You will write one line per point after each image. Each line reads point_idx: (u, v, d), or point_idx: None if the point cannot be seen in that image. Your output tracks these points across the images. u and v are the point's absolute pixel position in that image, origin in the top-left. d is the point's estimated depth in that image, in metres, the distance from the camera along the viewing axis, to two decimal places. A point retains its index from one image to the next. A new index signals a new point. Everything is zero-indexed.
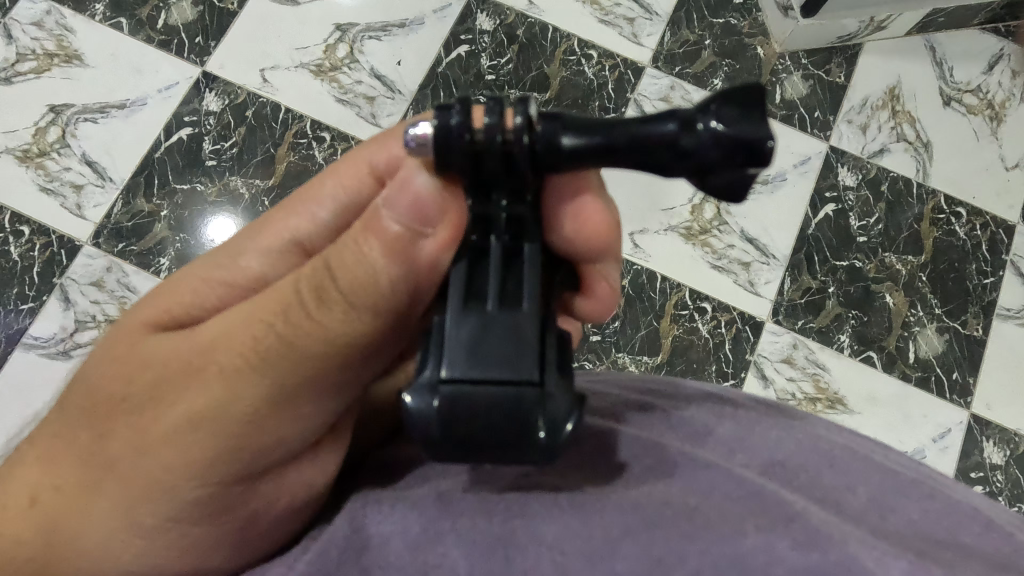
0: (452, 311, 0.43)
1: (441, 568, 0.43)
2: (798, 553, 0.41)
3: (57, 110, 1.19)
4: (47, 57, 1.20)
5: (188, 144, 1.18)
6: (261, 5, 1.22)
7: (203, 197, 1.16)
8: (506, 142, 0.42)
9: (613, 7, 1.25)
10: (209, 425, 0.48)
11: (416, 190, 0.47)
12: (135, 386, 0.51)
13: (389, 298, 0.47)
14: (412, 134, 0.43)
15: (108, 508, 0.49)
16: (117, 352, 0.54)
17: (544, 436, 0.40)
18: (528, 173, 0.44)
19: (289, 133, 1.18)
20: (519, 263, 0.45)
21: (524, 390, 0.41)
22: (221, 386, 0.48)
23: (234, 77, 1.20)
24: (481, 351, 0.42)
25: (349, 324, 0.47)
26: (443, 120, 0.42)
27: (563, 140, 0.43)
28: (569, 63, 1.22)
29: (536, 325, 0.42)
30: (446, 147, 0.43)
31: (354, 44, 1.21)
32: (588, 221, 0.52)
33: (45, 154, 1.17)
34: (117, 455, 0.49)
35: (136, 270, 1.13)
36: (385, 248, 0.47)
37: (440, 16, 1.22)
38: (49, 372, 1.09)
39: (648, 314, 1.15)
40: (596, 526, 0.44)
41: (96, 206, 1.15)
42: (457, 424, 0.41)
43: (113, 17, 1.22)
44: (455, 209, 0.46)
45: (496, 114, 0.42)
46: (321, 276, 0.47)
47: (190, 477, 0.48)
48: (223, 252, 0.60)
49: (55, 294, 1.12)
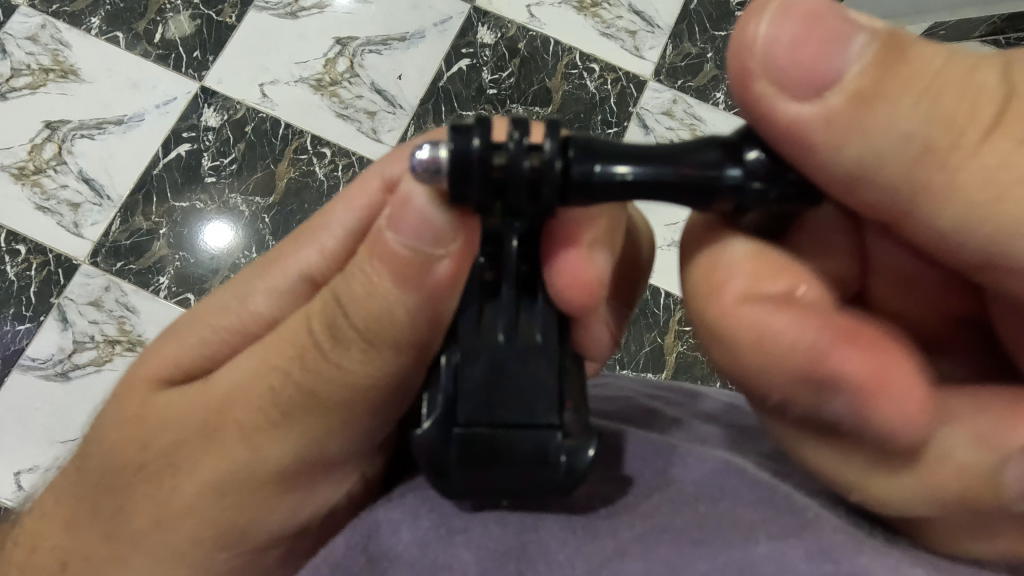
0: (468, 347, 0.42)
1: (451, 568, 0.42)
2: (811, 565, 0.38)
3: (52, 126, 1.17)
4: (43, 72, 1.19)
5: (187, 161, 1.17)
6: (259, 18, 1.21)
7: (203, 214, 1.15)
8: (532, 171, 0.36)
9: (614, 20, 1.24)
10: (230, 491, 0.48)
11: (419, 211, 0.40)
12: (153, 452, 0.50)
13: (407, 330, 0.43)
14: (419, 159, 0.36)
15: (138, 549, 0.49)
16: (130, 410, 0.54)
17: (563, 473, 0.40)
18: (554, 204, 0.38)
19: (289, 149, 1.17)
20: (533, 296, 0.44)
21: (541, 431, 0.41)
22: (243, 449, 0.48)
23: (233, 92, 1.19)
24: (497, 387, 0.41)
25: (370, 365, 0.45)
26: (458, 145, 0.35)
27: (597, 169, 0.37)
28: (571, 77, 1.21)
29: (553, 360, 0.42)
30: (462, 177, 0.36)
31: (354, 59, 1.20)
32: (571, 274, 0.45)
33: (41, 172, 1.15)
34: (139, 518, 0.49)
35: (135, 289, 1.12)
36: (397, 278, 0.42)
37: (441, 30, 1.21)
38: (51, 394, 1.09)
39: (652, 331, 1.15)
40: (604, 541, 0.42)
41: (94, 224, 1.14)
42: (475, 462, 0.40)
43: (109, 31, 1.21)
44: (468, 233, 0.41)
45: (520, 139, 0.36)
46: (332, 313, 0.44)
47: (220, 547, 0.50)
48: (234, 293, 0.60)
49: (52, 314, 1.11)
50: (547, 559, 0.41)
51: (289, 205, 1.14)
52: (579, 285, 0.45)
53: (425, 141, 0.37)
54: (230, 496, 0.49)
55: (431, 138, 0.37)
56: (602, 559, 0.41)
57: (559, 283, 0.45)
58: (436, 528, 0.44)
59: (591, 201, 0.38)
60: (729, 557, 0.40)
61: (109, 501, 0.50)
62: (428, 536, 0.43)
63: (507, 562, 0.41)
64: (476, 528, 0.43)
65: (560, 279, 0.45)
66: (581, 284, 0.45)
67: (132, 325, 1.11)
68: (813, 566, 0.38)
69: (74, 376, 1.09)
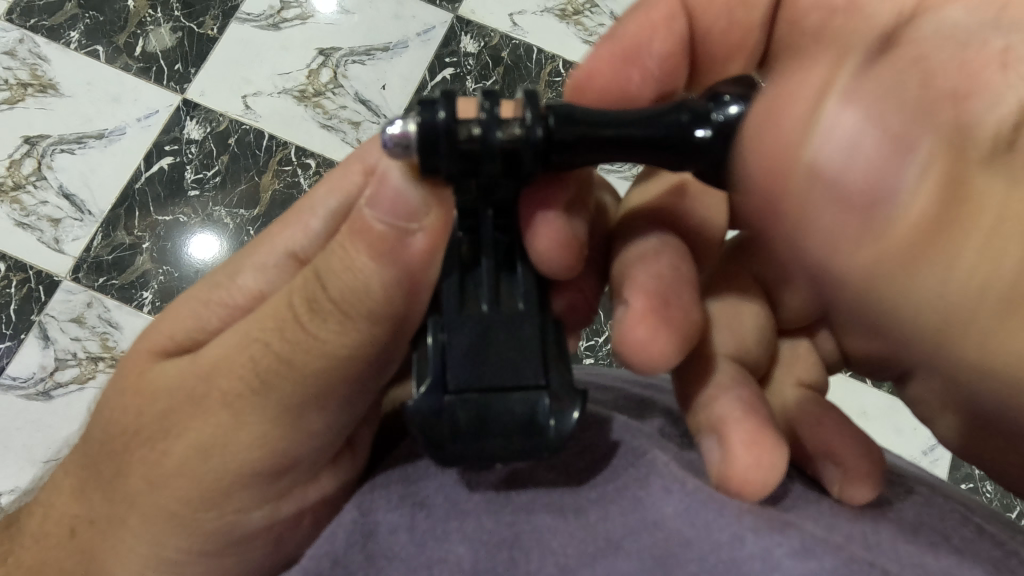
0: (449, 316, 0.43)
1: (446, 562, 0.44)
2: (795, 561, 0.40)
3: (32, 141, 1.15)
4: (21, 87, 1.17)
5: (169, 174, 1.16)
6: (241, 30, 1.21)
7: (186, 227, 1.14)
8: (506, 140, 0.39)
9: (597, 28, 1.24)
10: (222, 472, 0.48)
11: (396, 189, 0.41)
12: (151, 426, 0.50)
13: (386, 305, 0.43)
14: (390, 134, 0.37)
15: (139, 559, 0.49)
16: (131, 393, 0.54)
17: (552, 432, 0.41)
18: (534, 168, 0.41)
19: (273, 160, 1.16)
20: (512, 266, 0.45)
21: (529, 393, 0.42)
22: (233, 428, 0.47)
23: (215, 104, 1.18)
24: (482, 355, 0.42)
25: (349, 335, 0.44)
26: (426, 117, 0.37)
27: (567, 134, 0.40)
28: (555, 84, 1.21)
29: (535, 323, 0.43)
30: (432, 149, 0.37)
31: (337, 69, 1.19)
32: (553, 238, 0.48)
33: (20, 187, 1.14)
34: (141, 502, 0.49)
35: (118, 305, 1.10)
36: (372, 251, 0.42)
37: (424, 40, 1.22)
38: (31, 414, 1.07)
39: None
40: (596, 529, 0.44)
41: (74, 239, 1.12)
42: (464, 427, 0.41)
43: (89, 45, 1.19)
44: (442, 206, 0.42)
45: (490, 111, 0.39)
46: (314, 288, 0.44)
47: (211, 521, 0.48)
48: (227, 279, 0.59)
49: (34, 332, 1.09)
50: (541, 548, 0.44)
51: (273, 216, 1.13)
52: (556, 245, 0.48)
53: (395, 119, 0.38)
54: (226, 496, 0.48)
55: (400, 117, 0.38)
56: (596, 549, 0.43)
57: (540, 245, 0.47)
58: (434, 529, 0.45)
59: (572, 164, 0.42)
60: (718, 558, 0.41)
61: (108, 512, 0.50)
62: (424, 535, 0.45)
63: (500, 551, 0.44)
64: (469, 518, 0.46)
65: (540, 244, 0.47)
66: (561, 245, 0.48)
67: (115, 341, 1.09)
68: (800, 563, 0.40)
69: (55, 396, 1.07)
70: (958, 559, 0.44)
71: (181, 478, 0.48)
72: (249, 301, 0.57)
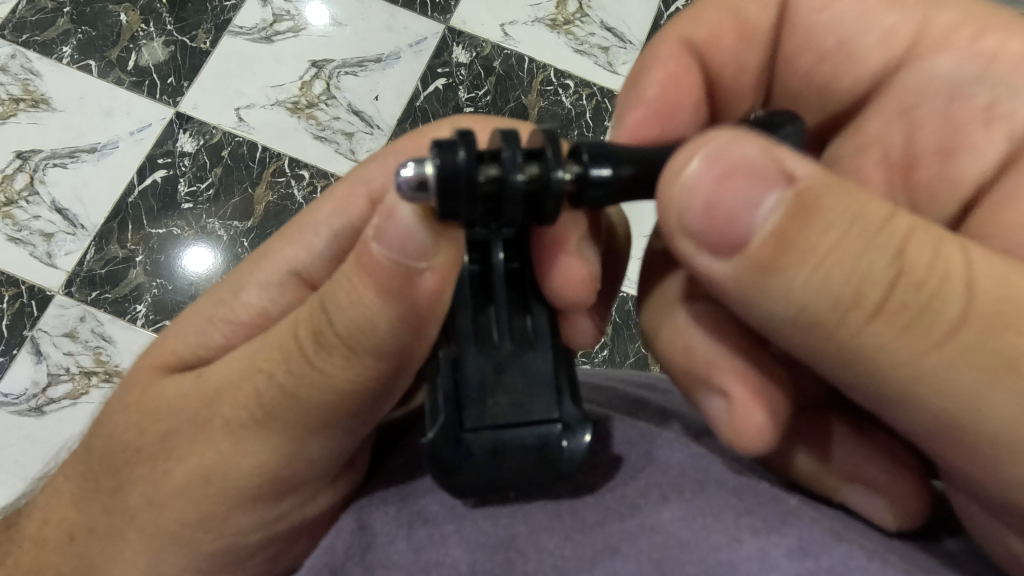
0: (462, 347, 0.43)
1: (443, 566, 0.43)
2: (792, 560, 0.40)
3: (24, 156, 1.15)
4: (13, 102, 1.17)
5: (163, 187, 1.16)
6: (235, 43, 1.21)
7: (180, 240, 1.14)
8: (527, 184, 0.35)
9: (587, 37, 1.25)
10: (214, 484, 0.47)
11: (406, 225, 0.38)
12: (146, 436, 0.50)
13: (392, 342, 0.41)
14: (405, 177, 0.34)
15: (126, 566, 0.48)
16: (126, 400, 0.53)
17: (566, 463, 0.42)
18: (554, 212, 0.37)
19: (267, 172, 1.16)
20: (526, 303, 0.45)
21: (541, 426, 0.42)
22: (227, 442, 0.46)
23: (209, 117, 1.18)
24: (496, 390, 0.42)
25: (354, 371, 0.42)
26: (446, 160, 0.33)
27: (597, 172, 0.39)
28: (547, 93, 1.22)
29: (548, 358, 0.44)
30: (451, 196, 0.34)
31: (330, 81, 1.20)
32: (570, 276, 0.49)
33: (12, 203, 1.14)
34: (132, 509, 0.48)
35: (111, 318, 1.10)
36: (381, 288, 0.39)
37: (417, 50, 1.22)
38: (23, 429, 1.06)
39: (637, 341, 1.15)
40: (594, 532, 0.44)
41: (67, 253, 1.12)
42: (482, 460, 0.41)
43: (81, 60, 1.20)
44: (453, 245, 0.39)
45: (512, 153, 0.35)
46: (319, 319, 0.42)
47: (204, 531, 0.48)
48: (223, 287, 0.59)
49: (26, 347, 1.08)
50: (537, 549, 0.43)
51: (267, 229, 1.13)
52: (576, 280, 0.49)
53: (408, 159, 0.35)
54: (218, 520, 0.48)
55: (415, 156, 0.35)
56: (593, 552, 0.43)
57: (558, 284, 0.48)
58: (431, 535, 0.45)
59: (607, 206, 0.41)
60: (716, 560, 0.41)
61: (98, 525, 0.49)
62: (422, 541, 0.45)
63: (496, 553, 0.44)
64: (468, 522, 0.46)
65: (558, 280, 0.48)
66: (577, 282, 0.49)
67: (109, 355, 1.08)
68: (797, 564, 0.40)
69: (48, 411, 1.06)
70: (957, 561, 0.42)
71: (171, 487, 0.47)
72: (239, 311, 0.56)
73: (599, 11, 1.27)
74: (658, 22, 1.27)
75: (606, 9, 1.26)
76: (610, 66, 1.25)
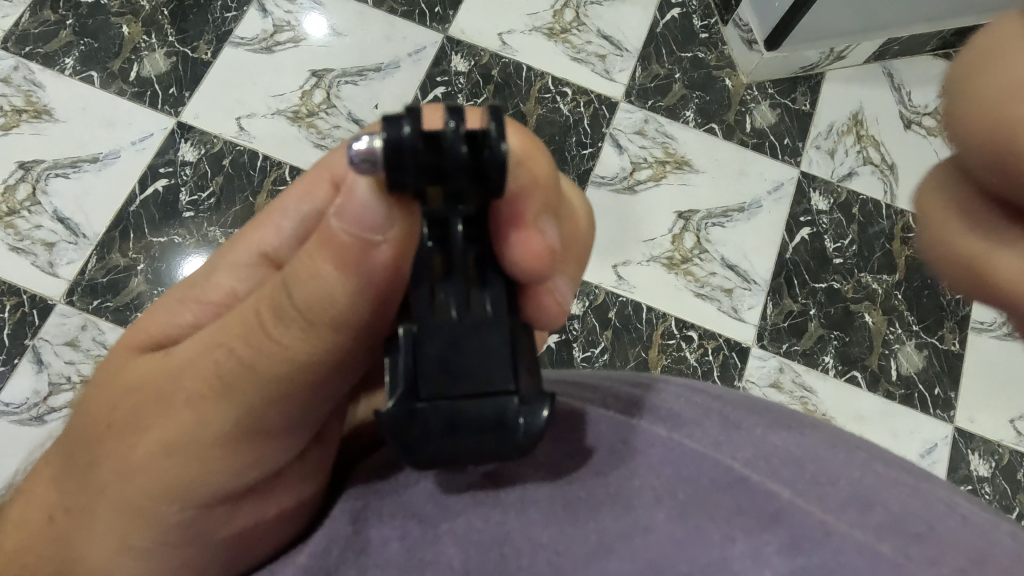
0: (419, 323, 0.41)
1: (437, 564, 0.44)
2: (784, 560, 0.41)
3: (26, 167, 1.16)
4: (16, 113, 1.18)
5: (165, 196, 1.16)
6: (235, 54, 1.23)
7: (181, 248, 1.14)
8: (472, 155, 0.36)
9: (585, 45, 1.27)
10: (181, 454, 0.46)
11: (361, 201, 0.40)
12: (118, 409, 0.49)
13: (348, 314, 0.42)
14: (356, 150, 0.36)
15: (103, 540, 0.48)
16: (107, 380, 0.53)
17: (522, 435, 0.40)
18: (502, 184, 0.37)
19: (268, 181, 1.17)
20: (483, 277, 0.43)
21: (500, 399, 0.40)
22: (189, 412, 0.46)
23: (211, 127, 1.19)
24: (452, 361, 0.41)
25: (308, 341, 0.43)
26: (392, 134, 0.35)
27: None
28: (545, 100, 1.24)
29: (504, 331, 0.42)
30: (398, 168, 0.36)
31: (330, 89, 1.21)
32: (528, 249, 0.45)
33: (14, 213, 1.14)
34: (105, 480, 0.48)
35: (112, 326, 1.10)
36: (338, 261, 0.41)
37: (416, 59, 1.24)
38: (23, 438, 1.05)
39: (637, 345, 1.15)
40: (587, 526, 0.44)
41: (69, 262, 1.12)
42: (439, 433, 0.39)
43: (83, 71, 1.21)
44: (407, 218, 0.40)
45: (456, 126, 0.36)
46: (278, 294, 0.43)
47: (172, 503, 0.47)
48: (196, 275, 0.60)
49: (27, 356, 1.08)
50: (530, 547, 0.44)
51: None
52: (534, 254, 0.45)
53: (362, 136, 0.37)
54: (186, 490, 0.47)
55: (368, 133, 0.37)
56: (588, 550, 0.43)
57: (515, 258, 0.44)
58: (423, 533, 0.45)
59: None
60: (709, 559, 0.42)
61: (78, 518, 0.49)
62: (414, 540, 0.45)
63: (489, 550, 0.44)
64: (457, 518, 0.45)
65: (516, 254, 0.44)
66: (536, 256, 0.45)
67: None
68: (787, 563, 0.41)
69: (50, 420, 1.06)
70: (945, 550, 0.42)
71: (143, 463, 0.47)
72: (217, 295, 0.57)
73: (595, 20, 1.29)
74: (654, 30, 1.30)
75: (603, 18, 1.28)
76: (609, 74, 1.26)
